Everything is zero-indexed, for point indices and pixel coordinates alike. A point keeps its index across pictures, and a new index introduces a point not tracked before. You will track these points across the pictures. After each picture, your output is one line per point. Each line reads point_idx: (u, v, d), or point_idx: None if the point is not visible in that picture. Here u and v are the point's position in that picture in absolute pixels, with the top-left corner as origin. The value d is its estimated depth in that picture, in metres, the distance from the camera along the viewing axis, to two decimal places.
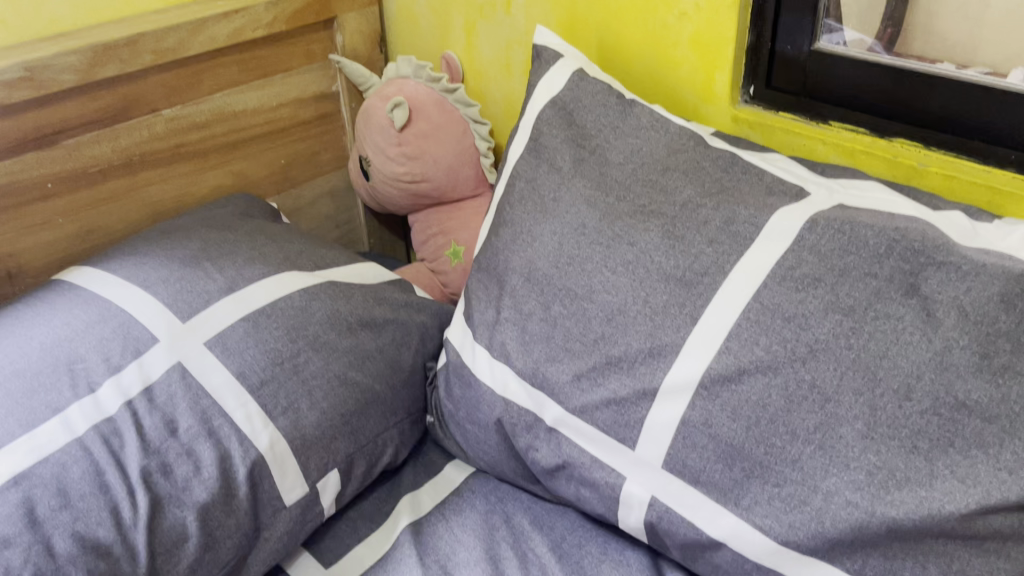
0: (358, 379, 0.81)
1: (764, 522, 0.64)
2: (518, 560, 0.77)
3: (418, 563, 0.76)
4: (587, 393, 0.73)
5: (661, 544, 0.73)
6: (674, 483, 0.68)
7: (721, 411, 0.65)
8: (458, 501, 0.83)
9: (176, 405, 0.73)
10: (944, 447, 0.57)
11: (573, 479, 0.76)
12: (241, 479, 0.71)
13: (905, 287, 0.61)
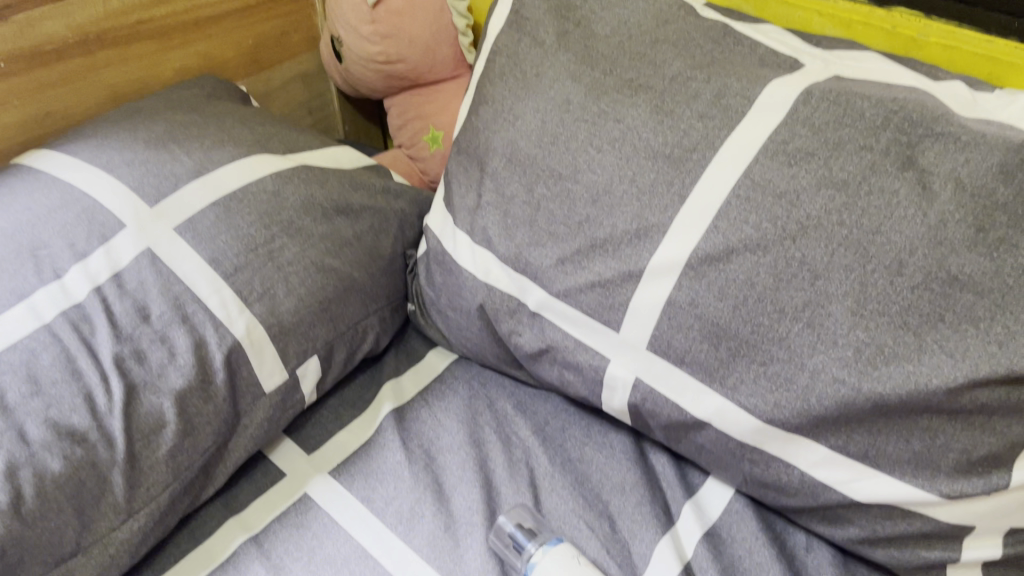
0: (335, 266, 0.79)
1: (749, 401, 0.63)
2: (501, 444, 0.77)
3: (401, 446, 0.76)
4: (571, 277, 0.71)
5: (644, 425, 0.73)
6: (659, 365, 0.68)
7: (708, 291, 0.64)
8: (441, 388, 0.83)
9: (147, 291, 0.71)
10: (934, 322, 0.56)
11: (556, 363, 0.75)
12: (218, 366, 0.70)
13: (901, 160, 0.59)
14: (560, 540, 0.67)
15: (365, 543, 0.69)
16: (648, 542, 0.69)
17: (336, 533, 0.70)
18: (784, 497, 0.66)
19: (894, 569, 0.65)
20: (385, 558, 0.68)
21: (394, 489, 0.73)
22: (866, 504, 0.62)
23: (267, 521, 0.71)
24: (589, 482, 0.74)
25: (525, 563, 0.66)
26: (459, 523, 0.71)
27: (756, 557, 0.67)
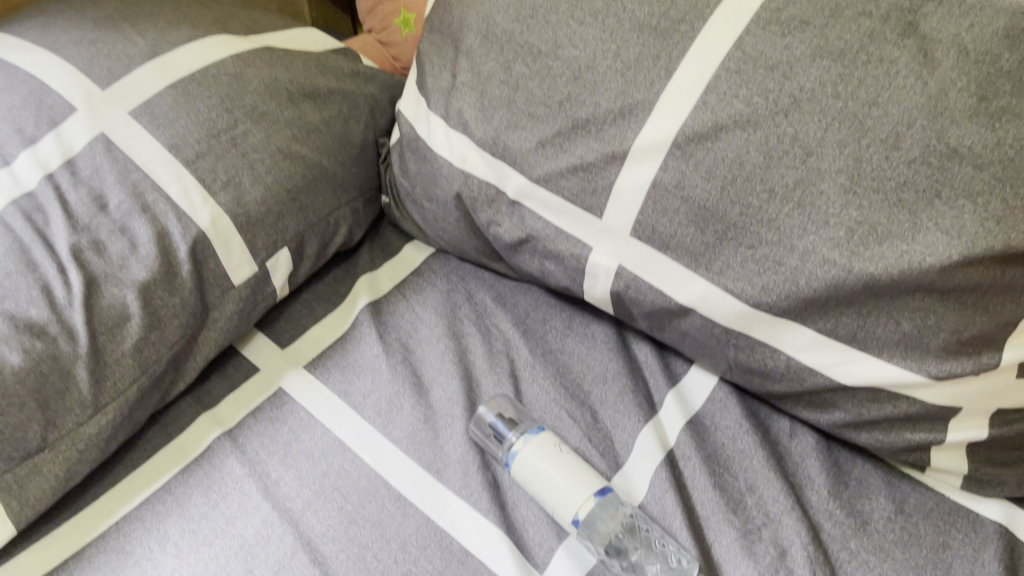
0: (303, 154, 0.75)
1: (736, 286, 0.61)
2: (481, 337, 0.75)
3: (378, 340, 0.74)
4: (552, 161, 0.67)
5: (628, 314, 0.71)
6: (643, 251, 0.65)
7: (695, 171, 0.61)
8: (418, 281, 0.80)
9: (103, 179, 0.67)
10: (930, 199, 0.54)
11: (537, 252, 0.72)
12: (183, 257, 0.67)
13: (902, 27, 0.56)
14: (543, 428, 0.66)
15: (343, 437, 0.68)
16: (630, 430, 0.68)
17: (312, 427, 0.69)
18: (769, 383, 0.65)
19: (878, 452, 0.64)
20: (363, 451, 0.67)
21: (372, 383, 0.71)
22: (853, 388, 0.61)
23: (241, 416, 0.70)
24: (571, 373, 0.73)
25: (506, 452, 0.65)
26: (439, 416, 0.69)
27: (739, 444, 0.67)
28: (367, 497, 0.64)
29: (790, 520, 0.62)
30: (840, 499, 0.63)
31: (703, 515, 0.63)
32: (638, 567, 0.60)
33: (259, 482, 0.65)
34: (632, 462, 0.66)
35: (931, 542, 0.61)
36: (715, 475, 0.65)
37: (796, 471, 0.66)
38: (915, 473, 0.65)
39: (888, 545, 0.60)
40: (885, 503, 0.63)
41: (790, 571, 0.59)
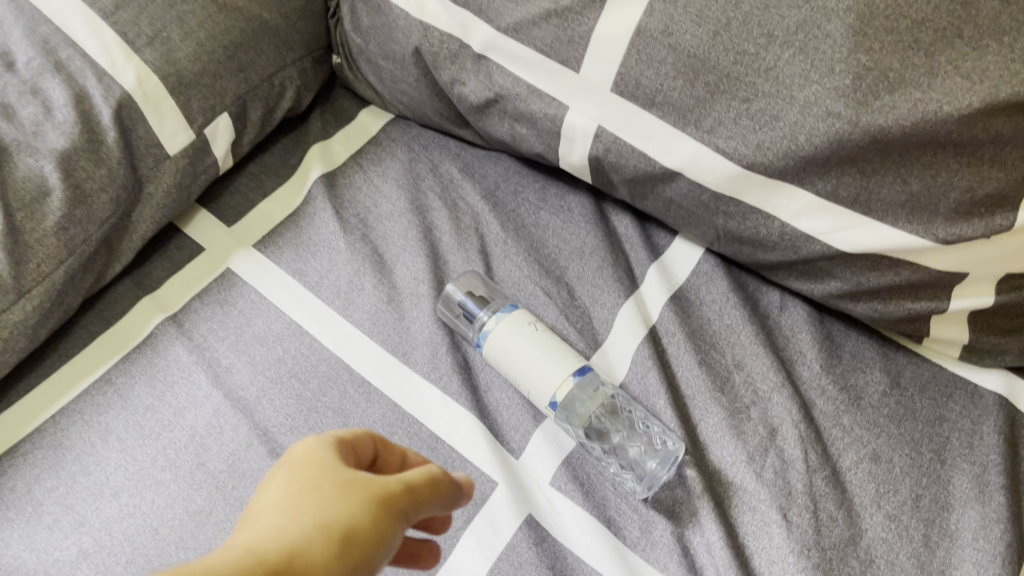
0: (240, 5, 0.66)
1: (728, 146, 0.56)
2: (447, 210, 0.69)
3: (334, 216, 0.68)
4: (523, 7, 0.60)
5: (607, 181, 0.65)
6: (625, 109, 0.59)
7: (685, 15, 0.54)
8: (376, 151, 0.73)
9: (8, 34, 0.61)
10: (950, 39, 0.48)
11: (507, 115, 0.66)
12: (107, 123, 0.59)
13: None
14: (516, 306, 0.60)
15: (299, 320, 0.63)
16: (610, 307, 0.63)
17: (264, 311, 0.63)
18: (760, 253, 0.60)
19: (874, 323, 0.60)
20: (322, 335, 0.62)
21: (329, 262, 0.65)
22: (851, 255, 0.56)
23: (186, 300, 0.64)
24: (545, 247, 0.67)
25: (477, 333, 0.60)
26: (404, 296, 0.64)
27: (725, 320, 0.62)
28: (328, 384, 0.59)
29: (780, 397, 0.58)
30: (832, 374, 0.60)
31: (688, 394, 0.59)
32: (622, 450, 0.56)
33: (209, 370, 0.60)
34: (613, 341, 0.62)
35: (927, 416, 0.57)
36: (700, 352, 0.61)
37: (786, 345, 0.62)
38: (911, 344, 0.61)
39: (883, 421, 0.57)
40: (880, 377, 0.59)
41: (780, 450, 0.56)
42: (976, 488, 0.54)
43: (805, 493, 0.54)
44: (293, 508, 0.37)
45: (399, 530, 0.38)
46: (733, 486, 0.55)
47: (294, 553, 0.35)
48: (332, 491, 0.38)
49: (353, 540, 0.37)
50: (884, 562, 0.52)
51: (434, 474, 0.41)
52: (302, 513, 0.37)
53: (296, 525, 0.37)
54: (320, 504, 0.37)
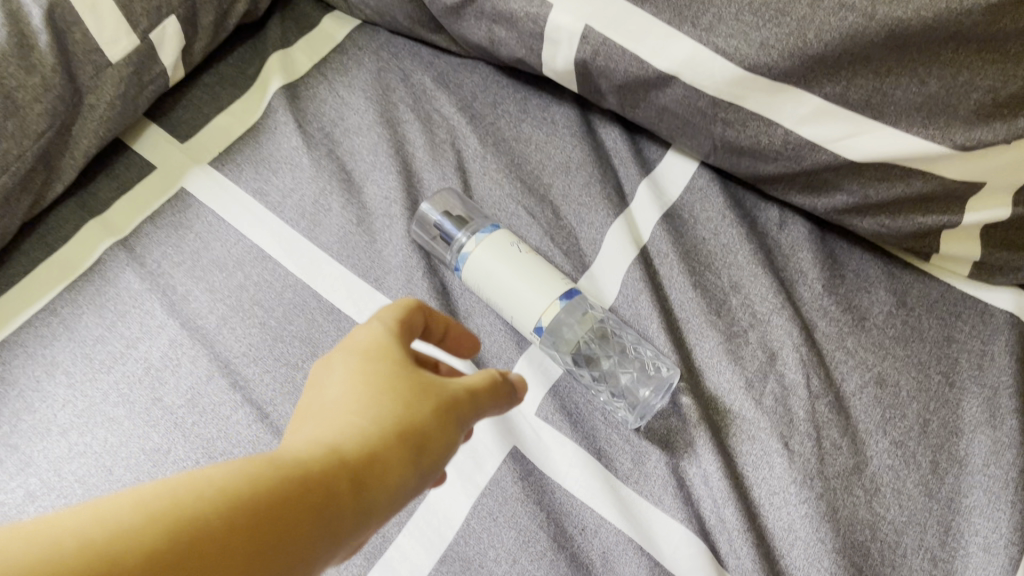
0: None
1: (728, 46, 0.50)
2: (420, 124, 0.63)
3: (297, 131, 0.62)
4: None
5: (594, 89, 0.60)
6: (615, 6, 0.53)
7: None
8: (341, 59, 0.67)
9: None
10: None
11: (484, 16, 0.60)
12: (38, 27, 0.53)
13: None
14: (498, 226, 0.55)
15: (262, 243, 0.58)
16: (598, 226, 0.59)
17: (222, 234, 0.58)
18: (760, 164, 0.56)
19: (880, 240, 0.56)
20: (287, 259, 0.57)
21: (293, 181, 0.60)
22: (860, 165, 0.52)
23: (137, 224, 0.59)
24: (527, 163, 0.62)
25: (456, 257, 0.55)
26: (375, 217, 0.59)
27: (721, 239, 0.58)
28: (294, 311, 0.55)
29: (780, 320, 0.54)
30: (835, 295, 0.56)
31: (681, 318, 0.55)
32: (613, 378, 0.52)
33: (163, 298, 0.55)
34: (601, 264, 0.57)
35: (935, 337, 0.54)
36: (695, 274, 0.57)
37: (786, 265, 0.58)
38: (917, 262, 0.57)
39: (888, 344, 0.54)
40: (885, 297, 0.56)
41: (781, 375, 0.53)
42: (987, 412, 0.51)
43: (808, 420, 0.51)
44: (362, 400, 0.35)
45: (457, 435, 0.37)
46: (731, 414, 0.52)
47: (371, 452, 0.34)
48: (400, 390, 0.36)
49: (422, 444, 0.35)
50: (891, 491, 0.49)
51: (492, 380, 0.40)
52: (375, 409, 0.35)
53: (370, 420, 0.35)
54: (391, 403, 0.35)
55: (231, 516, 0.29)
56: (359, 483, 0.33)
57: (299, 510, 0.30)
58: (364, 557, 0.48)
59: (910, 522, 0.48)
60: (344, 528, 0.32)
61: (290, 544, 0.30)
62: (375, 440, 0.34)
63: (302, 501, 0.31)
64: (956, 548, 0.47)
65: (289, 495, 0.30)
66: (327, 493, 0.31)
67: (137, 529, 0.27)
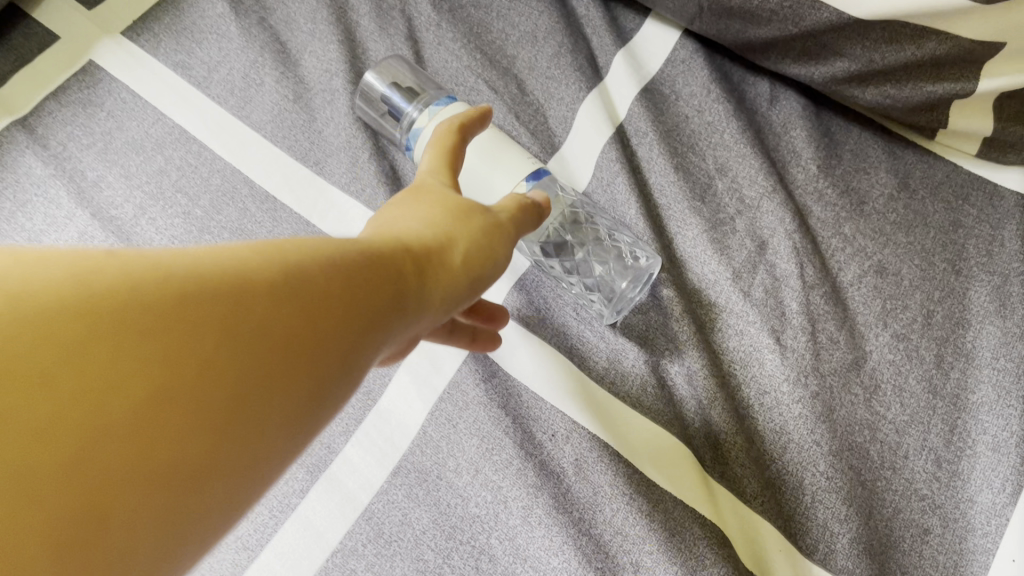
0: None
1: None
2: None
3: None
4: None
5: None
6: None
7: None
8: None
9: None
10: None
11: None
12: None
13: None
14: (456, 99, 0.46)
15: (184, 122, 0.50)
16: (568, 102, 0.52)
17: (138, 113, 0.51)
18: (751, 29, 0.50)
19: (882, 113, 0.51)
20: (214, 140, 0.50)
21: (220, 52, 0.53)
22: (866, 24, 0.45)
23: (38, 101, 0.51)
24: (488, 33, 0.55)
25: (407, 134, 0.47)
26: (314, 93, 0.52)
27: (706, 116, 0.52)
28: (222, 199, 0.48)
29: (771, 205, 0.48)
30: (831, 177, 0.51)
31: (661, 204, 0.50)
32: (586, 268, 0.47)
33: (70, 185, 0.48)
34: (573, 143, 0.51)
35: (940, 222, 0.49)
36: (676, 155, 0.51)
37: (777, 147, 0.52)
38: (925, 142, 0.51)
39: (889, 229, 0.49)
40: (886, 178, 0.50)
41: (771, 265, 0.47)
42: (996, 301, 0.46)
43: (802, 313, 0.46)
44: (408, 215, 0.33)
45: (511, 252, 0.34)
46: (717, 308, 0.47)
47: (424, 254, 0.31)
48: (453, 200, 0.33)
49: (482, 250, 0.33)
50: (891, 388, 0.44)
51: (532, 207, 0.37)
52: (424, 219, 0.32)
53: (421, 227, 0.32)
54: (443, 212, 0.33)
55: (323, 277, 0.27)
56: (422, 273, 0.31)
57: (381, 286, 0.29)
58: (307, 470, 0.43)
59: (913, 421, 0.43)
60: (415, 314, 0.30)
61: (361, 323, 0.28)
62: (434, 240, 0.32)
63: (381, 278, 0.29)
64: (962, 448, 0.43)
65: (369, 268, 0.29)
66: (400, 276, 0.29)
67: (240, 273, 0.26)
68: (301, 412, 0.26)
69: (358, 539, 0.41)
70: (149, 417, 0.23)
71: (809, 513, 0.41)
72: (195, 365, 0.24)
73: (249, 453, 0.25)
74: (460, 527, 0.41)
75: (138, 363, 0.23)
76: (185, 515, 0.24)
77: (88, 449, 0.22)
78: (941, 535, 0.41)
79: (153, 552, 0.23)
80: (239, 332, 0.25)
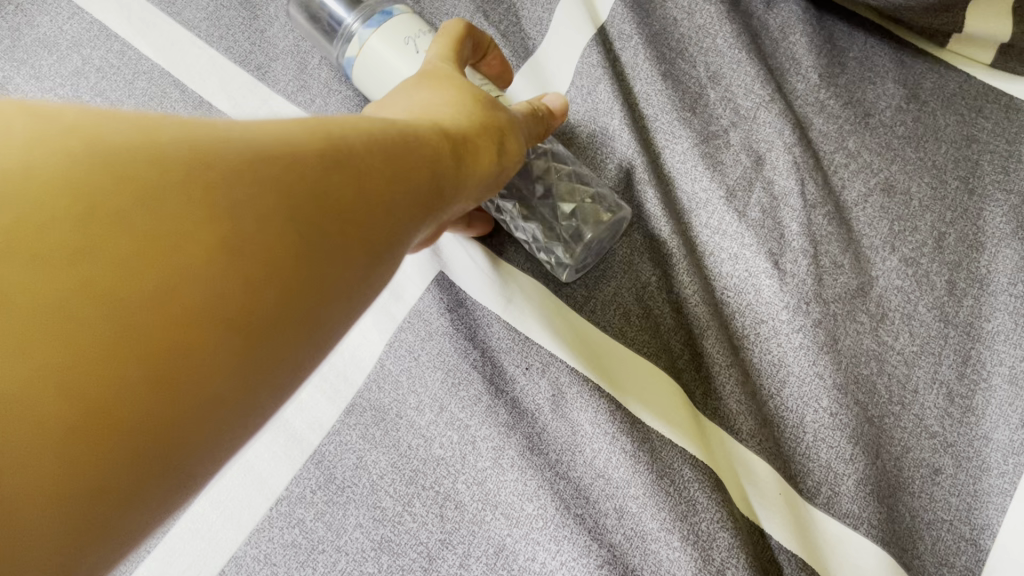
0: None
1: None
2: None
3: None
4: None
5: None
6: None
7: None
8: None
9: None
10: None
11: None
12: None
13: None
14: (394, 12, 0.38)
15: (104, 17, 0.44)
16: (544, 2, 0.46)
17: (51, 7, 0.44)
18: None
19: (889, 16, 0.46)
20: (139, 39, 0.43)
21: None
22: None
23: None
24: None
25: (342, 57, 0.39)
26: None
27: (697, 19, 0.46)
28: (148, 104, 0.42)
29: (768, 116, 0.43)
30: (834, 87, 0.46)
31: (648, 115, 0.44)
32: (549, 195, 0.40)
33: None
34: (549, 47, 0.46)
35: (952, 136, 0.44)
36: (664, 62, 0.45)
37: (774, 54, 0.47)
38: (932, 50, 0.46)
39: (896, 144, 0.44)
40: (894, 89, 0.45)
41: (769, 183, 0.42)
42: (1014, 222, 0.41)
43: (803, 235, 0.41)
44: (441, 101, 0.31)
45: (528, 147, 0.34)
46: (708, 230, 0.42)
47: (462, 140, 0.29)
48: (480, 93, 0.32)
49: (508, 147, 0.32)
50: (899, 316, 0.40)
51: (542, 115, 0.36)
52: (456, 107, 0.31)
53: (455, 116, 0.30)
54: (472, 104, 0.31)
55: (375, 146, 0.25)
56: (459, 160, 0.29)
57: (430, 160, 0.27)
58: None
59: (923, 351, 0.39)
60: (455, 198, 0.29)
61: (411, 203, 0.26)
62: (468, 130, 0.30)
63: (428, 154, 0.27)
64: (976, 380, 0.39)
65: (414, 144, 0.27)
66: (444, 156, 0.28)
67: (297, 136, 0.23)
68: (365, 280, 0.24)
69: (306, 486, 0.37)
70: (221, 277, 0.21)
71: (810, 453, 0.37)
72: (264, 226, 0.22)
73: (318, 322, 0.23)
74: (422, 471, 0.37)
75: (208, 220, 0.21)
76: (253, 380, 0.22)
77: (155, 304, 0.20)
78: (954, 476, 0.37)
79: (219, 418, 0.21)
80: (303, 199, 0.22)
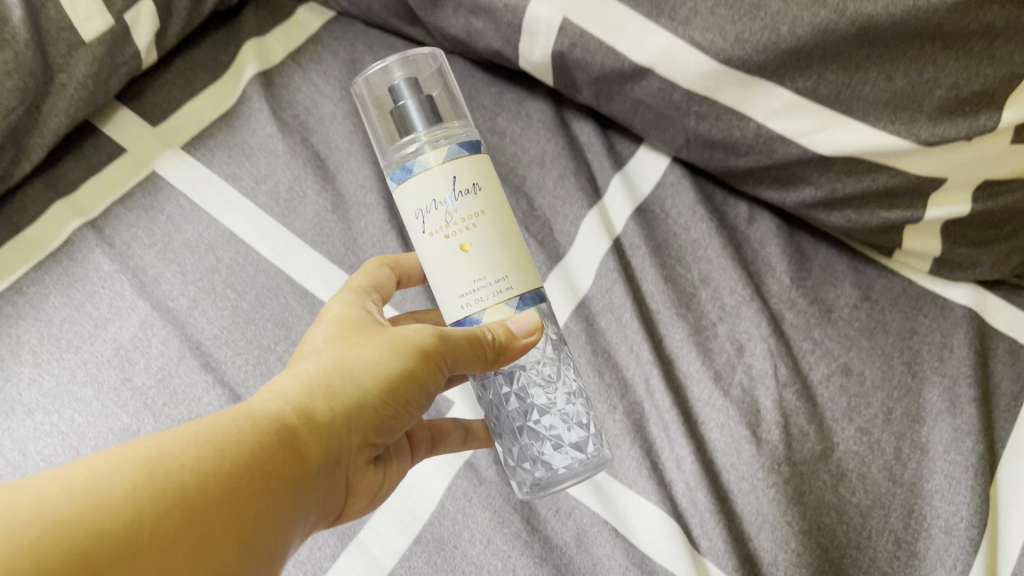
0: None
1: (705, 39, 0.50)
2: None
3: (273, 120, 0.60)
4: None
5: (569, 83, 0.59)
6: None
7: None
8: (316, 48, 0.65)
9: None
10: None
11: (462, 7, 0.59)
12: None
13: None
14: (453, 149, 0.42)
15: (235, 226, 0.56)
16: (572, 219, 0.59)
17: (194, 216, 0.57)
18: (732, 158, 0.56)
19: (847, 234, 0.58)
20: (260, 243, 0.56)
21: (267, 168, 0.58)
22: (829, 158, 0.52)
23: (108, 205, 0.57)
24: (502, 156, 0.61)
25: (395, 150, 0.45)
26: (350, 205, 0.59)
27: (692, 234, 0.58)
28: (266, 295, 0.54)
29: (749, 313, 0.55)
30: (802, 288, 0.57)
31: (653, 309, 0.56)
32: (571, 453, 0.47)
33: (133, 279, 0.55)
34: (576, 254, 0.58)
35: (898, 329, 0.55)
36: (665, 267, 0.57)
37: (754, 260, 0.59)
38: (881, 258, 0.58)
39: (853, 335, 0.55)
40: (850, 290, 0.57)
41: (749, 366, 0.53)
42: (947, 401, 0.52)
43: (776, 409, 0.51)
44: (302, 372, 0.37)
45: (418, 385, 0.39)
46: (702, 402, 0.53)
47: (312, 412, 0.36)
48: (342, 358, 0.38)
49: (370, 404, 0.37)
50: (856, 475, 0.50)
51: (465, 340, 0.40)
52: (313, 376, 0.37)
53: (311, 387, 0.37)
54: (330, 371, 0.37)
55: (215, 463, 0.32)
56: (307, 432, 0.35)
57: (270, 452, 0.33)
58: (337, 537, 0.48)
59: (875, 505, 0.49)
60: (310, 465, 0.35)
61: (257, 499, 0.33)
62: (325, 399, 0.36)
63: (270, 448, 0.34)
64: (919, 530, 0.49)
65: (252, 440, 0.33)
66: (286, 439, 0.34)
67: (123, 488, 0.29)
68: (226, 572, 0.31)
69: None
70: None
71: None
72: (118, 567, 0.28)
73: None
74: None
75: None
76: None
77: None
78: None
79: None
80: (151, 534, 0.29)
